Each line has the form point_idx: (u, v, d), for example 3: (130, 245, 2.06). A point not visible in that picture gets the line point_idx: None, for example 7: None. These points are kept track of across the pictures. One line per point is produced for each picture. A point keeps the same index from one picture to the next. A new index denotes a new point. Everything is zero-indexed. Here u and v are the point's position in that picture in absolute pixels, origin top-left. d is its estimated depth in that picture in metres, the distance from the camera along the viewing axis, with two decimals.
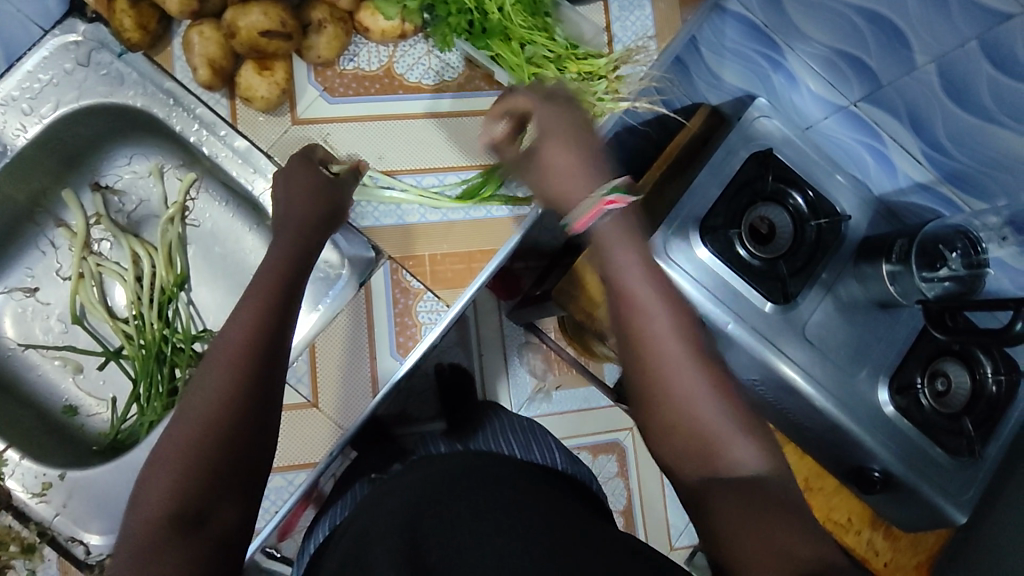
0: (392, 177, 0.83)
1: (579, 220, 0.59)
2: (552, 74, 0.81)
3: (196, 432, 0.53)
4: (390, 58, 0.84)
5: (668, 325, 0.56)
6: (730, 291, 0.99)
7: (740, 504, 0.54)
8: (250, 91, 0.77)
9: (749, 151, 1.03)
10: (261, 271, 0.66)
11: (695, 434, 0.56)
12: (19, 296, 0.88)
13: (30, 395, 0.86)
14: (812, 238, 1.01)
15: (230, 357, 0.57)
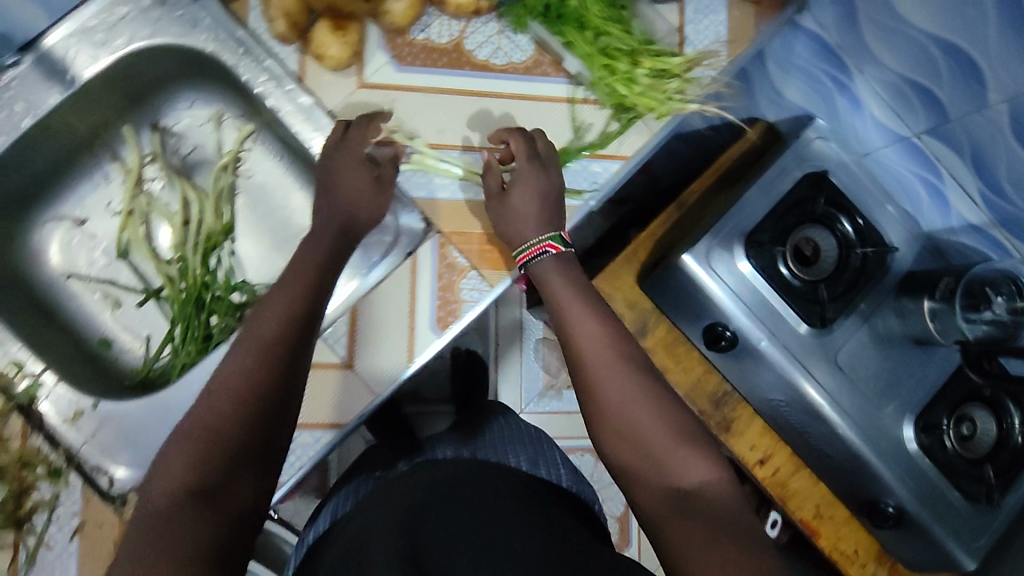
0: (451, 151, 0.83)
1: (536, 267, 0.73)
2: (623, 67, 0.82)
3: (224, 406, 0.56)
4: (461, 33, 0.84)
5: (606, 355, 0.66)
6: (768, 308, 0.98)
7: (703, 533, 0.57)
8: (321, 48, 0.78)
9: (803, 175, 1.01)
10: (301, 263, 0.69)
11: (645, 450, 0.62)
12: (67, 226, 0.90)
13: (68, 323, 0.86)
14: (856, 265, 1.00)
15: (262, 340, 0.60)
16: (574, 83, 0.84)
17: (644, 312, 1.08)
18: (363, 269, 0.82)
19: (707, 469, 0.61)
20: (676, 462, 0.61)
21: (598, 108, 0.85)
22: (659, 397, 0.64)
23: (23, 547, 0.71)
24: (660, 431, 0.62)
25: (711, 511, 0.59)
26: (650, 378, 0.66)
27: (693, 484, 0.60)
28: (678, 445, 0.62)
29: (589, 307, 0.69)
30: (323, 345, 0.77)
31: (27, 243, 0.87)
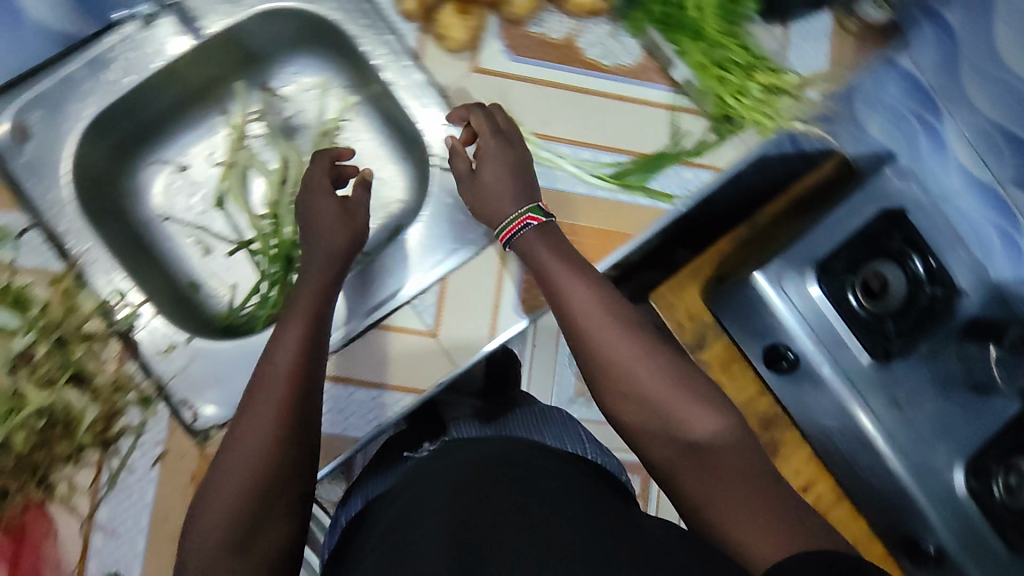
0: (552, 142, 0.84)
1: (519, 242, 0.74)
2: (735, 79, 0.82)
3: (246, 466, 0.60)
4: (573, 31, 0.86)
5: (600, 320, 0.68)
6: (832, 333, 1.03)
7: (717, 479, 0.61)
8: (446, 30, 0.80)
9: (877, 210, 1.03)
10: (300, 299, 0.72)
11: (647, 406, 0.65)
12: (171, 170, 0.92)
13: (161, 261, 0.89)
14: (924, 304, 1.01)
15: (274, 395, 0.63)
16: (676, 91, 0.86)
17: (703, 325, 1.07)
18: (443, 256, 0.84)
19: (710, 415, 0.64)
20: (683, 415, 0.64)
21: (700, 117, 0.86)
22: (652, 351, 0.67)
23: (106, 468, 0.74)
24: (662, 387, 0.65)
25: (722, 461, 0.62)
26: (642, 335, 0.68)
27: (701, 435, 0.63)
28: (675, 394, 0.65)
29: (576, 276, 0.70)
30: (411, 313, 0.81)
31: (132, 182, 0.89)
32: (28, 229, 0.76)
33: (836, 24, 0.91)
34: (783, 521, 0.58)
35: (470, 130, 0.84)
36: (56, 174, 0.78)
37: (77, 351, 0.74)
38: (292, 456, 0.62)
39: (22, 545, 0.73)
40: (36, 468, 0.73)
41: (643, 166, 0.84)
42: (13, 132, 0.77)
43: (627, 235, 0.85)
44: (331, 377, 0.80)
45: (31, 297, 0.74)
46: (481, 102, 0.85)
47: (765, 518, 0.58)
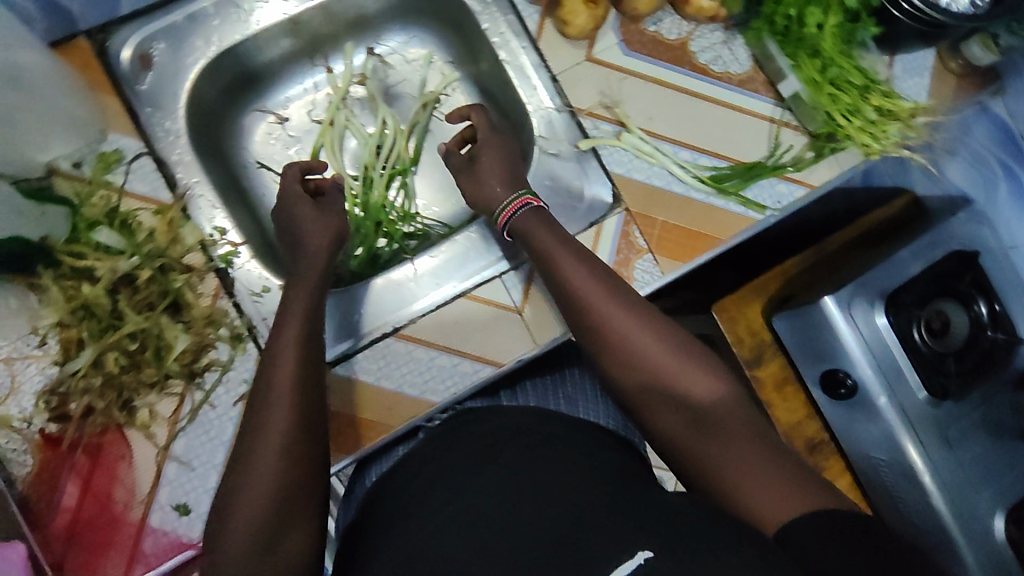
0: (654, 139, 0.85)
1: (517, 224, 0.78)
2: (849, 100, 0.81)
3: (262, 471, 0.60)
4: (689, 34, 0.87)
5: (599, 297, 0.71)
6: (892, 365, 1.01)
7: (727, 447, 0.63)
8: (570, 16, 0.80)
9: (947, 253, 1.03)
10: (294, 304, 0.72)
11: (652, 381, 0.67)
12: (271, 120, 0.93)
13: (255, 206, 0.90)
14: (984, 347, 1.03)
15: (281, 400, 0.63)
16: (780, 105, 0.87)
17: (761, 343, 1.12)
18: (472, 266, 0.84)
19: (708, 379, 0.67)
20: (683, 383, 0.66)
21: (802, 133, 0.88)
22: (650, 323, 0.70)
23: (188, 400, 0.75)
24: (662, 357, 0.67)
25: (724, 424, 0.64)
26: (640, 307, 0.71)
27: (701, 401, 0.65)
28: (678, 366, 0.67)
29: (572, 257, 0.73)
30: (500, 287, 0.82)
31: (234, 127, 0.91)
32: (140, 154, 0.76)
33: (938, 62, 0.92)
34: (788, 478, 0.60)
35: (579, 117, 0.85)
36: (173, 107, 0.79)
37: (178, 280, 0.74)
38: (304, 458, 0.62)
39: (96, 466, 0.73)
40: (121, 392, 0.73)
41: (740, 174, 0.85)
42: (137, 59, 0.78)
43: (717, 240, 0.86)
44: (414, 339, 0.80)
45: (137, 223, 0.74)
46: (592, 91, 0.85)
47: (774, 483, 0.59)
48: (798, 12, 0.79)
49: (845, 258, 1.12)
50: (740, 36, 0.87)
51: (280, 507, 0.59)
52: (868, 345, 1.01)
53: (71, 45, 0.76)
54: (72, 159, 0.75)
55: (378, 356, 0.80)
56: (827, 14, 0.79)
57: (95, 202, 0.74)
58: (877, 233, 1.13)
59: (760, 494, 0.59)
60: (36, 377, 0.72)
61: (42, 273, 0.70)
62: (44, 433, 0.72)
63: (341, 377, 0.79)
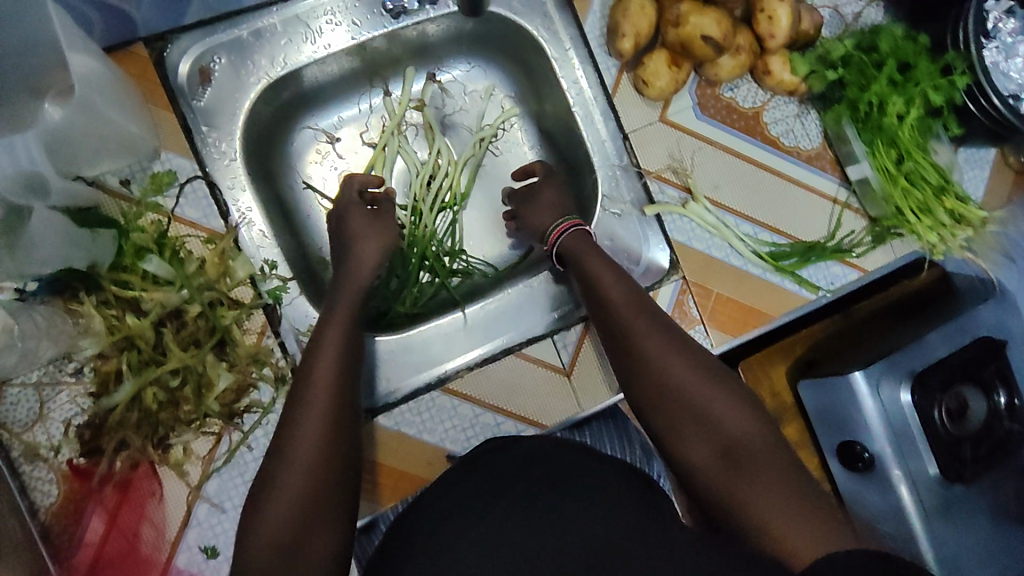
0: (718, 209, 0.84)
1: (561, 245, 0.79)
2: (921, 196, 0.79)
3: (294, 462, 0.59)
4: (763, 104, 0.85)
5: (635, 321, 0.71)
6: (909, 443, 1.01)
7: (759, 479, 0.60)
8: (652, 77, 0.78)
9: (977, 339, 1.04)
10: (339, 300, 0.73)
11: (683, 405, 0.66)
12: (321, 140, 0.88)
13: (299, 230, 0.86)
14: (998, 438, 1.05)
15: (320, 394, 0.63)
16: (846, 186, 0.86)
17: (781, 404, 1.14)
18: (504, 334, 0.81)
19: (739, 410, 0.65)
20: (715, 409, 0.64)
21: (862, 215, 0.87)
22: (683, 348, 0.69)
23: (226, 440, 0.72)
24: (693, 380, 0.66)
25: (755, 457, 0.61)
26: (674, 334, 0.71)
27: (732, 429, 0.63)
28: (711, 391, 0.66)
29: (610, 279, 0.75)
30: (551, 346, 0.81)
31: (286, 146, 0.87)
32: (194, 177, 0.72)
33: (998, 158, 0.91)
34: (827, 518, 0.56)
35: (646, 179, 0.83)
36: (231, 128, 0.75)
37: (226, 317, 0.71)
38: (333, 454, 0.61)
39: (124, 502, 0.70)
40: (158, 428, 0.70)
41: (799, 253, 0.84)
42: (195, 73, 0.73)
43: (768, 316, 0.85)
44: (460, 394, 0.78)
45: (187, 252, 0.71)
46: (661, 154, 0.83)
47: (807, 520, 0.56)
48: (881, 99, 0.77)
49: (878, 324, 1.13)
50: (814, 110, 0.86)
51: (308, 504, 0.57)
52: (890, 426, 1.01)
53: (129, 53, 0.71)
54: (119, 176, 0.71)
55: (422, 409, 0.77)
56: (909, 107, 0.77)
57: (142, 225, 0.70)
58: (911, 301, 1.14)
59: (795, 527, 0.56)
60: (68, 405, 0.69)
61: (85, 300, 0.67)
62: (72, 464, 0.69)
63: (384, 428, 0.76)
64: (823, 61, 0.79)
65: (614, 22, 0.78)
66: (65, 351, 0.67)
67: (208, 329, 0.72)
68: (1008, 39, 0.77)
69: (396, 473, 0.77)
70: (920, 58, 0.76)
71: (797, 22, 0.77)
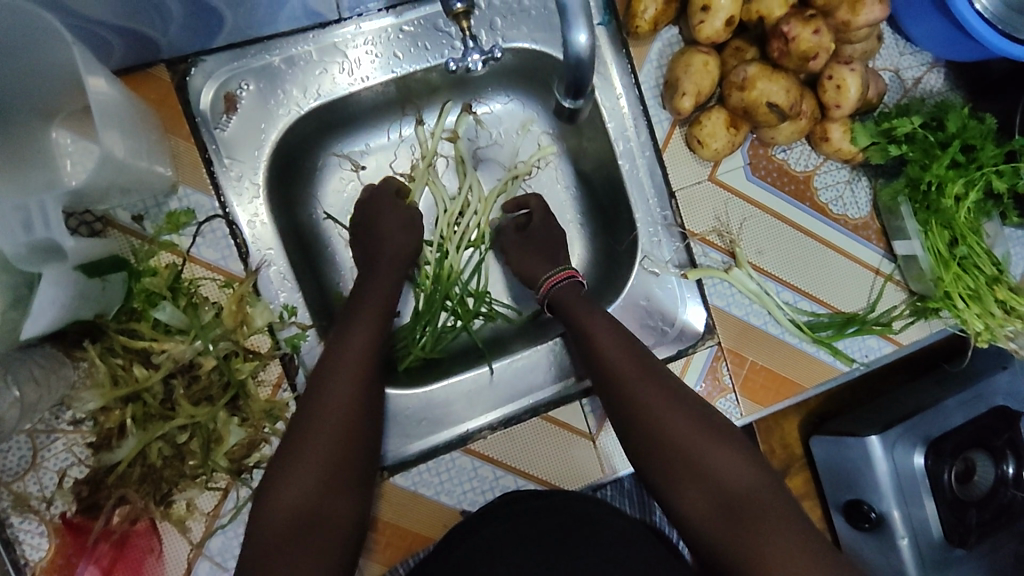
0: (760, 275, 0.80)
1: (555, 292, 0.78)
2: (973, 283, 0.77)
3: (297, 493, 0.59)
4: (815, 168, 0.81)
5: (629, 368, 0.70)
6: (919, 503, 0.98)
7: (758, 529, 0.61)
8: (708, 137, 0.74)
9: (989, 408, 1.02)
10: (358, 321, 0.69)
11: (678, 454, 0.66)
12: (345, 169, 0.83)
13: (318, 264, 0.80)
14: (1003, 502, 1.02)
15: (339, 404, 0.63)
16: (890, 259, 0.84)
17: (791, 455, 1.11)
18: (532, 388, 0.77)
19: (734, 456, 0.66)
20: (713, 460, 0.65)
21: (904, 291, 0.84)
22: (677, 396, 0.69)
23: (233, 495, 0.67)
24: (689, 431, 0.67)
25: (755, 504, 0.63)
26: (666, 381, 0.71)
27: (730, 478, 0.64)
28: (706, 440, 0.66)
29: (599, 319, 0.73)
30: (578, 410, 0.77)
31: (309, 173, 0.81)
32: (214, 217, 0.67)
33: None
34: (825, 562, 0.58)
35: (690, 241, 0.79)
36: (253, 161, 0.69)
37: (242, 370, 0.66)
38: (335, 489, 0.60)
39: (119, 558, 0.65)
40: (161, 484, 0.65)
41: (839, 325, 0.81)
42: (220, 101, 0.67)
43: (801, 387, 0.82)
44: (481, 455, 0.74)
45: (202, 297, 0.66)
46: (708, 213, 0.79)
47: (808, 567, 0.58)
48: (942, 181, 0.74)
49: (886, 382, 1.12)
50: (865, 177, 0.82)
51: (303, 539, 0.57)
52: (901, 489, 0.98)
53: (149, 75, 0.66)
54: (132, 211, 0.65)
55: (441, 469, 0.73)
56: (970, 191, 0.75)
57: (155, 265, 0.64)
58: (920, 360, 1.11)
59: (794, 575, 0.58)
60: (63, 454, 0.64)
61: (88, 348, 0.61)
62: (64, 517, 0.63)
63: (399, 487, 0.72)
64: (884, 133, 0.76)
65: (674, 77, 0.73)
66: (63, 399, 0.62)
67: (222, 384, 0.66)
68: None
69: (410, 534, 0.73)
70: (986, 141, 0.73)
71: (864, 93, 0.74)
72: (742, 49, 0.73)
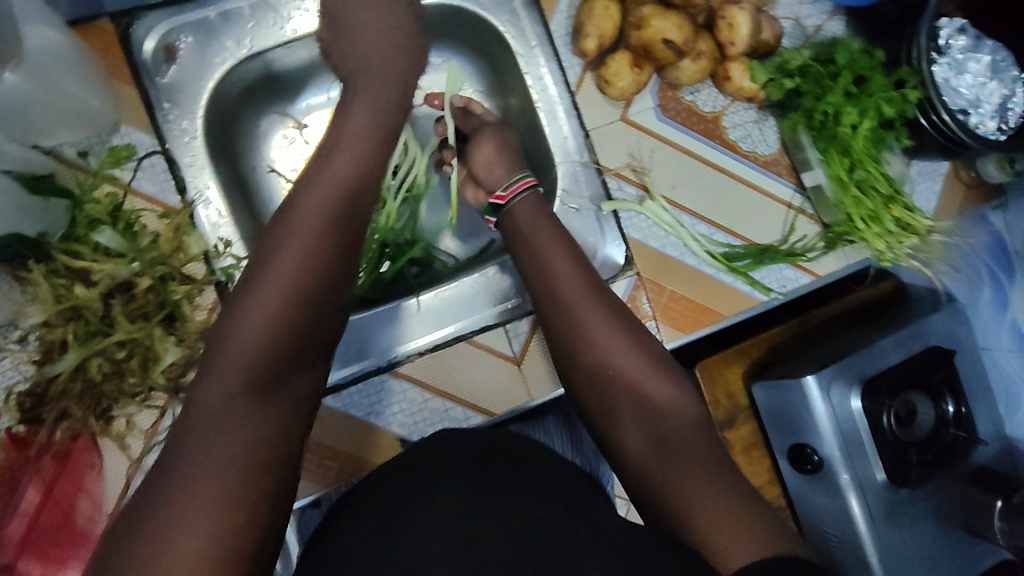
0: (675, 208, 0.85)
1: (514, 206, 0.78)
2: (872, 205, 0.84)
3: (284, 289, 0.53)
4: (723, 109, 0.87)
5: (580, 293, 0.71)
6: (859, 447, 0.91)
7: (687, 467, 0.62)
8: (614, 76, 0.80)
9: (923, 348, 0.96)
10: (349, 137, 0.63)
11: (620, 388, 0.68)
12: (289, 127, 0.89)
13: (261, 212, 0.85)
14: (944, 442, 0.95)
15: (259, 339, 0.51)
16: (801, 192, 0.89)
17: (736, 406, 1.02)
18: (462, 317, 0.81)
19: (675, 394, 0.68)
20: (656, 397, 0.67)
21: (819, 222, 0.89)
22: (626, 328, 0.71)
23: (170, 413, 0.72)
24: (635, 365, 0.69)
25: (684, 444, 0.64)
26: (618, 315, 0.71)
27: (670, 418, 0.66)
28: (648, 372, 0.68)
29: (561, 248, 0.73)
30: (503, 335, 0.82)
31: (252, 129, 0.86)
32: (153, 153, 0.73)
33: (950, 171, 0.96)
34: (749, 502, 0.59)
35: (605, 175, 0.84)
36: (192, 106, 0.74)
37: (178, 291, 0.72)
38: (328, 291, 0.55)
39: (62, 472, 0.69)
40: (101, 399, 0.70)
41: (753, 254, 0.86)
42: (161, 51, 0.73)
43: (720, 314, 0.87)
44: (410, 378, 0.79)
45: (141, 226, 0.72)
46: (622, 151, 0.85)
47: (734, 506, 0.58)
48: (836, 110, 0.80)
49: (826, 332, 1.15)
50: (772, 117, 0.88)
51: (291, 343, 0.53)
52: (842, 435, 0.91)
53: (93, 27, 0.73)
54: (78, 147, 0.71)
55: (372, 391, 0.78)
56: (863, 118, 0.80)
57: (98, 196, 0.70)
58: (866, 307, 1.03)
59: (716, 510, 0.58)
60: (11, 372, 0.68)
61: (33, 267, 0.67)
62: (10, 432, 0.68)
63: (331, 408, 0.77)
64: (781, 70, 0.81)
65: (579, 22, 0.80)
66: (11, 317, 0.67)
67: (158, 303, 0.72)
68: (958, 56, 0.81)
69: (341, 455, 0.77)
70: (875, 72, 0.79)
71: (757, 32, 0.80)
72: None
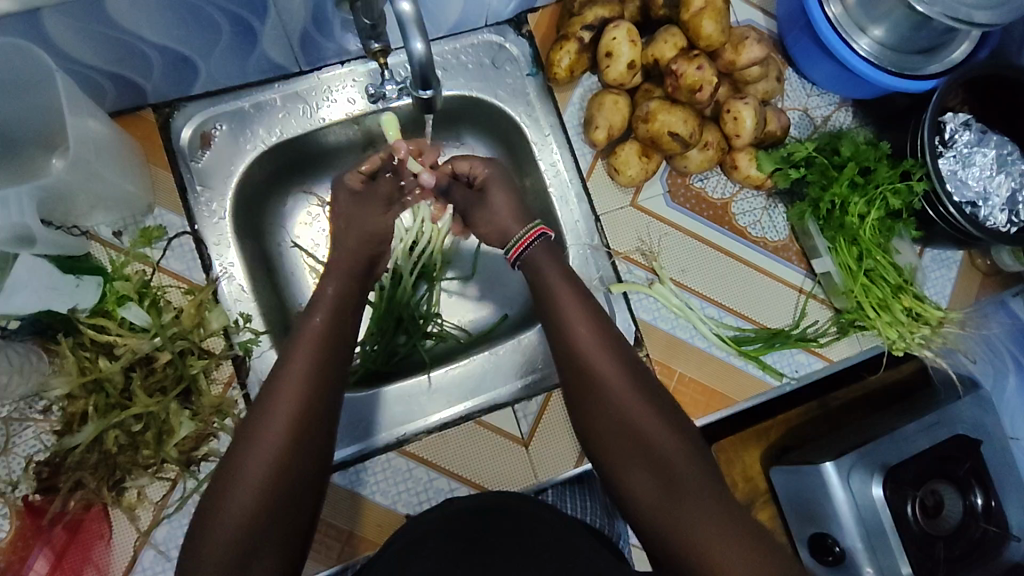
0: (684, 292, 0.86)
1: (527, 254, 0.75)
2: (880, 294, 0.85)
3: (248, 495, 0.57)
4: (731, 196, 0.89)
5: (590, 341, 0.69)
6: (886, 544, 0.81)
7: (702, 510, 0.61)
8: (623, 165, 0.83)
9: (950, 435, 0.87)
10: (306, 346, 0.65)
11: (629, 435, 0.65)
12: (313, 205, 0.92)
13: (281, 284, 0.88)
14: (975, 537, 0.87)
15: (244, 496, 0.57)
16: (811, 277, 0.90)
17: (754, 490, 0.96)
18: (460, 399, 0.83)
19: (682, 444, 0.64)
20: (661, 441, 0.64)
21: (831, 310, 0.89)
22: (635, 368, 0.68)
23: (180, 487, 0.73)
24: (642, 409, 0.66)
25: (699, 491, 0.62)
26: (630, 360, 0.69)
27: (677, 461, 0.63)
28: (657, 417, 0.66)
29: (578, 303, 0.71)
30: (511, 415, 0.82)
31: (279, 206, 0.90)
32: (183, 233, 0.77)
33: (965, 258, 0.96)
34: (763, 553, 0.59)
35: (615, 259, 0.86)
36: (223, 189, 0.79)
37: (194, 366, 0.74)
38: (289, 491, 0.58)
39: (72, 542, 0.70)
40: (115, 471, 0.72)
41: (765, 338, 0.85)
42: (196, 138, 0.79)
43: (731, 399, 0.86)
44: (416, 456, 0.79)
45: (166, 302, 0.75)
46: (632, 235, 0.87)
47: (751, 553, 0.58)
48: (843, 200, 0.81)
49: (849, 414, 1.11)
50: (781, 204, 0.90)
51: (273, 489, 0.57)
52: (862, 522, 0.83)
53: (138, 117, 0.78)
54: (113, 228, 0.76)
55: (378, 469, 0.78)
56: (868, 209, 0.82)
57: (127, 273, 0.75)
58: (888, 394, 0.97)
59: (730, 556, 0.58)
60: (32, 441, 0.71)
61: (62, 340, 0.71)
62: (27, 500, 0.70)
63: (337, 485, 0.77)
64: (787, 160, 0.83)
65: (590, 114, 0.84)
66: (36, 389, 0.70)
67: (175, 377, 0.75)
68: (964, 149, 0.82)
69: (343, 533, 0.77)
70: (881, 163, 0.80)
71: (761, 125, 0.82)
72: (650, 91, 0.83)
